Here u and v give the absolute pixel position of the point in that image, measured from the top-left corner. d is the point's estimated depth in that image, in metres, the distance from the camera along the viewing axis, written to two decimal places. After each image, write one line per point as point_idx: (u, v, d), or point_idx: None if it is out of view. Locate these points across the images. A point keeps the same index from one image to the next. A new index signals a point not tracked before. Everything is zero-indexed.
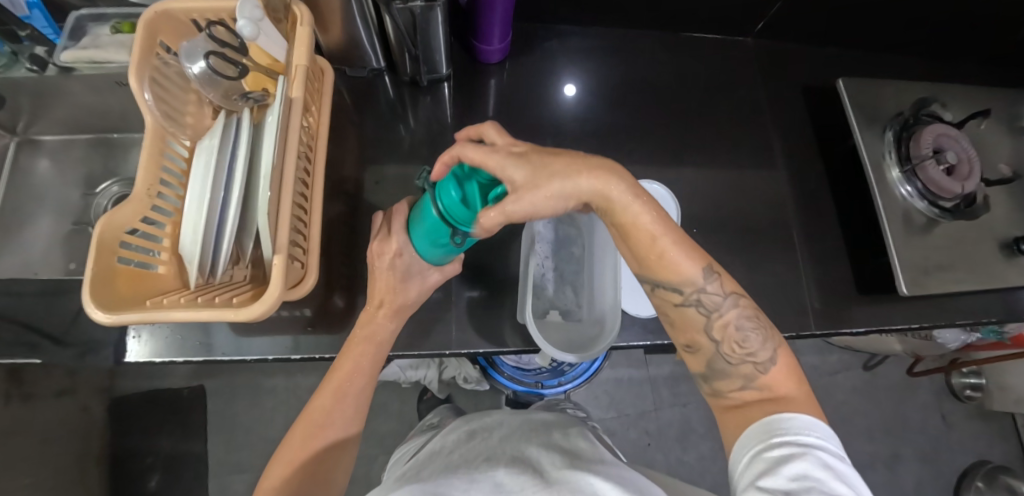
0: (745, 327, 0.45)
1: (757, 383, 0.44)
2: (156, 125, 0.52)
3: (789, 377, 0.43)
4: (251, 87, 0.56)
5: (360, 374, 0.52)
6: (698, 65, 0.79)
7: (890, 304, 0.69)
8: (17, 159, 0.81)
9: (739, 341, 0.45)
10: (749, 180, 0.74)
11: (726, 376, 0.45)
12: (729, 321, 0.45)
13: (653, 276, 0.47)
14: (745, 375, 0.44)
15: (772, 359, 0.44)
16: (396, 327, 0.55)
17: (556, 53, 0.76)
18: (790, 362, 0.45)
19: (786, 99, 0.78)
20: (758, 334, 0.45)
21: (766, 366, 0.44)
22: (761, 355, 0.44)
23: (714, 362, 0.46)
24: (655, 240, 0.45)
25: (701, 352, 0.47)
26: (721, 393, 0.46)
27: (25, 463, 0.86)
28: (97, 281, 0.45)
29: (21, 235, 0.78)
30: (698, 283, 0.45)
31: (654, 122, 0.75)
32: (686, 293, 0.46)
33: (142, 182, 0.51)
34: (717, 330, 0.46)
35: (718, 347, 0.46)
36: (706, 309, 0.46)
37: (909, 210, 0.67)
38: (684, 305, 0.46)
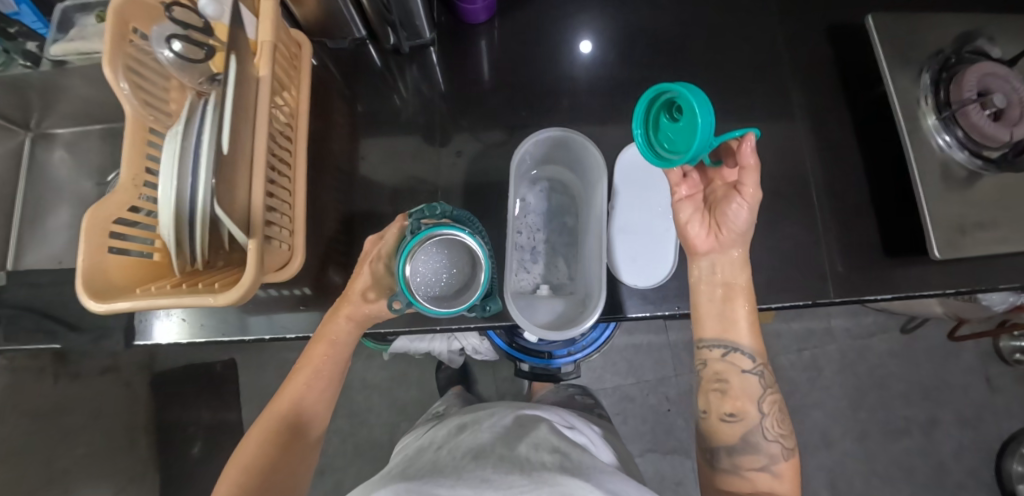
0: (779, 408, 0.54)
1: (777, 466, 0.51)
2: (136, 114, 0.52)
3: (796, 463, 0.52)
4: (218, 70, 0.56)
5: (319, 374, 0.58)
6: (708, 10, 0.71)
7: (922, 266, 0.63)
8: (35, 153, 0.84)
9: (777, 417, 0.53)
10: (763, 136, 0.68)
11: (755, 451, 0.51)
12: (771, 402, 0.53)
13: (738, 340, 0.54)
14: (772, 454, 0.51)
15: (791, 449, 0.52)
16: (352, 329, 0.59)
17: (549, 6, 0.71)
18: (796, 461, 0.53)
19: (809, 43, 0.70)
20: (780, 416, 0.53)
21: (787, 454, 0.52)
22: (788, 442, 0.52)
23: (752, 434, 0.52)
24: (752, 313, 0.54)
25: (743, 422, 0.52)
26: (740, 467, 0.51)
27: (78, 435, 0.95)
28: (89, 271, 0.47)
29: (44, 225, 0.82)
30: (756, 362, 0.54)
31: (658, 78, 0.69)
32: (755, 363, 0.54)
33: (127, 172, 0.51)
34: (766, 404, 0.53)
35: (761, 421, 0.52)
36: (762, 381, 0.54)
37: (947, 163, 0.60)
38: (749, 373, 0.54)
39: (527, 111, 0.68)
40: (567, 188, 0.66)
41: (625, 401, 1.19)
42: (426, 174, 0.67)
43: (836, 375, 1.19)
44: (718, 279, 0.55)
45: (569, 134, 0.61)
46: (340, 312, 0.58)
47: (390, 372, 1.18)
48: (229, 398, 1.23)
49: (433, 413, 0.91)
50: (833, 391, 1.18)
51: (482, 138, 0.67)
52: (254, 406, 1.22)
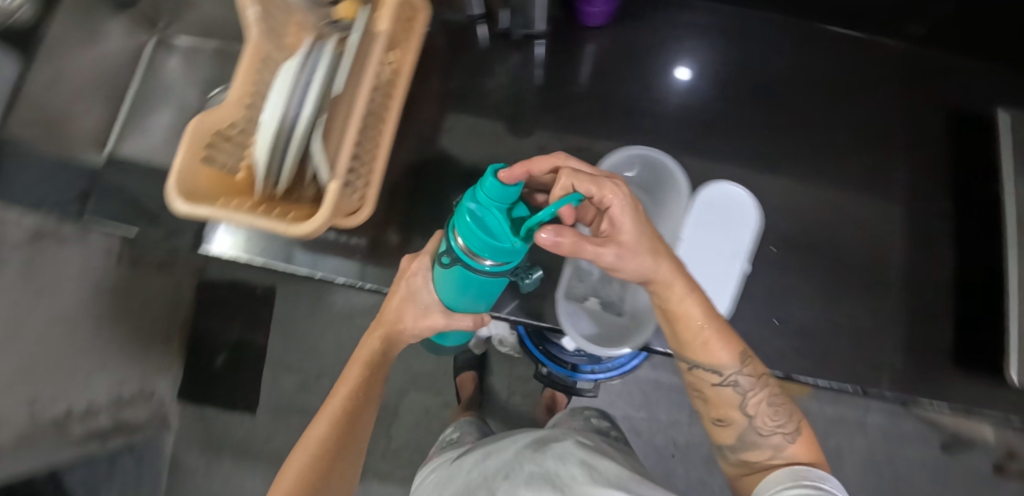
0: (774, 403, 0.46)
1: (786, 455, 0.44)
2: (257, 40, 0.55)
3: (809, 446, 0.45)
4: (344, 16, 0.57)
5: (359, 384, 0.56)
6: (829, 64, 0.68)
7: (992, 385, 0.58)
8: (154, 55, 0.91)
9: (770, 414, 0.46)
10: (850, 207, 0.64)
11: (757, 449, 0.45)
12: (761, 399, 0.46)
13: (692, 357, 0.46)
14: (778, 446, 0.44)
15: (798, 431, 0.45)
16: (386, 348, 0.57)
17: (663, 25, 0.70)
18: (810, 437, 0.46)
19: (928, 123, 0.66)
20: (784, 408, 0.46)
21: (793, 438, 0.45)
22: (792, 428, 0.45)
23: (745, 436, 0.46)
24: (701, 329, 0.44)
25: (733, 427, 0.46)
26: (750, 467, 0.46)
27: (124, 316, 1.03)
28: (183, 173, 0.50)
29: (145, 120, 0.88)
30: (732, 366, 0.45)
31: (758, 122, 0.67)
32: (724, 374, 0.46)
33: (237, 91, 0.55)
34: (751, 406, 0.46)
35: (750, 420, 0.46)
36: (743, 386, 0.46)
37: None
38: (720, 384, 0.46)
39: (616, 123, 0.68)
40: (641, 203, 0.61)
41: (631, 434, 1.17)
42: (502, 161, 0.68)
43: (858, 472, 1.12)
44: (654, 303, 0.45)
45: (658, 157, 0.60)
46: (374, 333, 0.56)
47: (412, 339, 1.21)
48: (259, 320, 1.27)
49: (444, 441, 0.90)
50: (850, 487, 1.11)
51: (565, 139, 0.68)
52: (279, 336, 1.27)
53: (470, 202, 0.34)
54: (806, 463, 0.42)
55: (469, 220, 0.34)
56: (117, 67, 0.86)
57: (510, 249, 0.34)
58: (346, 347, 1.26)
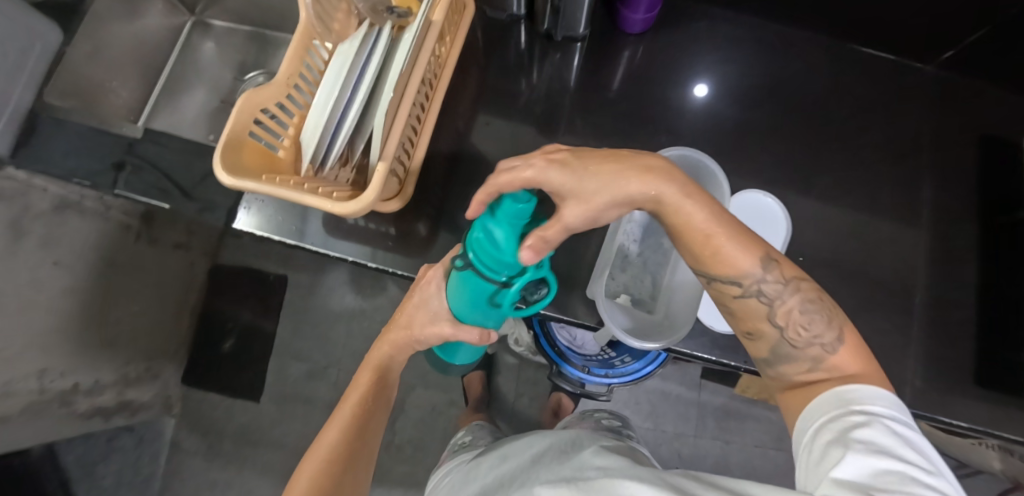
0: (807, 311, 0.41)
1: (826, 365, 0.40)
2: (308, 23, 0.56)
3: (855, 355, 0.40)
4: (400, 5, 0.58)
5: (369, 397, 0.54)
6: (860, 84, 0.70)
7: (1013, 408, 0.59)
8: (190, 36, 0.92)
9: (803, 325, 0.41)
10: (877, 224, 0.65)
11: (792, 361, 0.42)
12: (793, 307, 0.41)
13: (709, 270, 0.42)
14: (815, 357, 0.41)
15: (840, 339, 0.40)
16: (396, 353, 0.55)
17: (699, 36, 0.71)
18: (857, 342, 0.41)
19: (956, 147, 0.67)
20: (822, 314, 0.41)
21: (835, 347, 0.40)
22: (832, 335, 0.41)
23: (777, 348, 0.42)
24: (709, 236, 0.40)
25: (763, 340, 0.43)
26: (789, 379, 0.42)
27: (139, 293, 1.03)
28: (229, 146, 0.51)
29: (179, 100, 0.89)
30: (756, 274, 0.41)
31: (789, 136, 0.68)
32: (745, 285, 0.41)
33: (285, 72, 0.55)
34: (780, 317, 0.42)
35: (781, 332, 0.42)
36: (768, 296, 0.41)
37: None
38: (743, 296, 0.42)
39: (649, 128, 0.68)
40: None
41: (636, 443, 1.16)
42: None
43: None
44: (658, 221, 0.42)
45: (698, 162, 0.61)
46: (386, 338, 0.54)
47: None
48: (269, 308, 1.28)
49: (458, 444, 0.90)
50: None
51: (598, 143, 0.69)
52: (289, 324, 1.27)
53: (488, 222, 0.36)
54: (862, 383, 0.37)
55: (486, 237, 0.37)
56: (155, 46, 0.87)
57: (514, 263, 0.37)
58: (355, 339, 1.25)
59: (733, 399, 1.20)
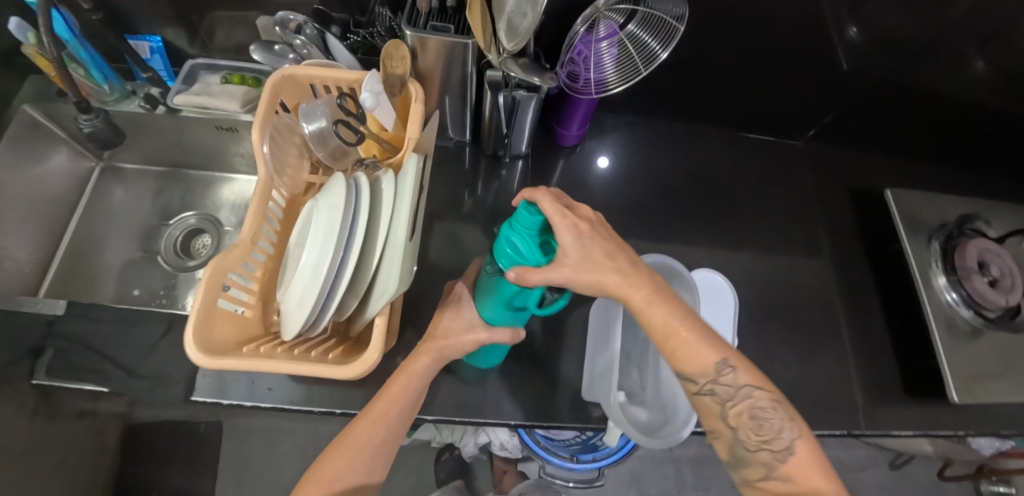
0: (760, 417, 0.44)
1: (779, 473, 0.43)
2: (266, 176, 0.56)
3: (812, 465, 0.42)
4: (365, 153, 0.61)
5: (387, 409, 0.49)
6: (750, 161, 0.85)
7: (938, 407, 0.70)
8: (98, 184, 0.84)
9: (755, 428, 0.44)
10: (797, 274, 0.77)
11: (748, 465, 0.45)
12: (745, 409, 0.45)
13: (676, 369, 0.46)
14: (766, 463, 0.44)
15: (789, 448, 0.43)
16: (434, 364, 0.50)
17: (620, 139, 0.83)
18: (811, 446, 0.44)
19: (834, 200, 0.83)
20: (778, 415, 0.44)
21: (785, 455, 0.43)
22: (777, 443, 0.44)
23: (735, 450, 0.45)
24: (667, 336, 0.45)
25: (722, 439, 0.46)
26: (749, 483, 0.45)
27: (38, 484, 0.85)
28: (199, 322, 0.48)
29: (91, 257, 0.79)
30: (711, 376, 0.45)
31: (710, 211, 0.80)
32: (700, 383, 0.45)
33: (248, 230, 0.54)
34: (732, 418, 0.45)
35: (736, 434, 0.45)
36: (722, 398, 0.45)
37: (953, 316, 0.70)
38: (698, 395, 0.46)
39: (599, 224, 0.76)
40: None
41: None
42: None
43: None
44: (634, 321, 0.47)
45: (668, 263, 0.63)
46: (422, 348, 0.50)
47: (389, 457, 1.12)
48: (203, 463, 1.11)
49: None
50: None
51: None
52: (230, 477, 1.11)
53: (509, 233, 0.43)
54: None
55: (512, 249, 0.43)
56: (56, 200, 0.79)
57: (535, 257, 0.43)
58: None
59: (702, 445, 1.26)
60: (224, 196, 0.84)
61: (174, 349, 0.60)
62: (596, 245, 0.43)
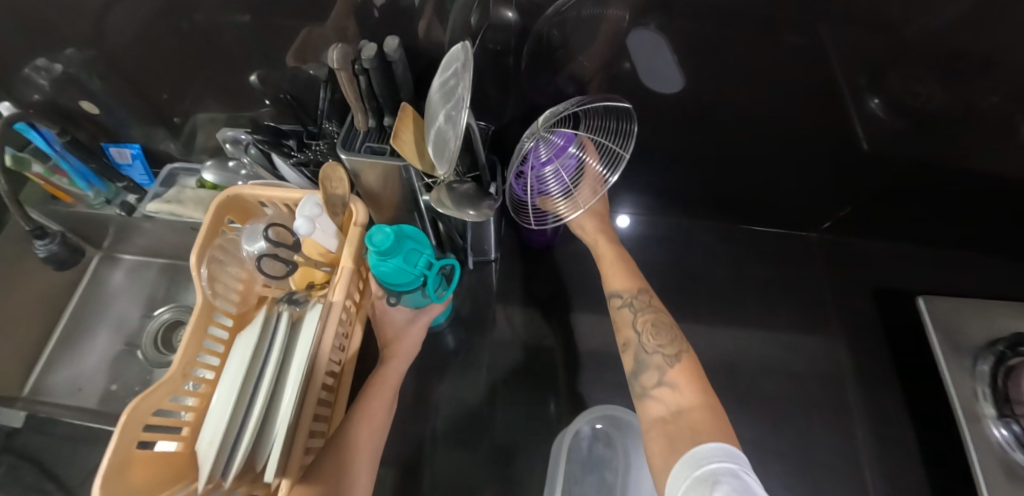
0: (659, 324, 0.53)
1: (668, 378, 0.49)
2: (207, 301, 0.55)
3: (692, 377, 0.48)
4: (297, 284, 0.57)
5: (373, 397, 0.53)
6: (750, 256, 0.81)
7: None
8: (96, 272, 0.87)
9: (654, 335, 0.52)
10: (807, 390, 0.70)
11: (646, 369, 0.50)
12: (649, 320, 0.54)
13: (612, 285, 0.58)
14: (659, 367, 0.50)
15: (676, 357, 0.50)
16: (403, 369, 0.58)
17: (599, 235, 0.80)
18: (693, 367, 0.50)
19: (842, 306, 0.76)
20: (672, 337, 0.52)
21: (672, 361, 0.50)
22: (670, 352, 0.51)
23: (638, 354, 0.52)
24: (615, 263, 0.60)
25: (628, 348, 0.53)
26: (643, 390, 0.49)
27: None
28: (110, 472, 0.45)
29: (76, 348, 0.81)
30: (632, 293, 0.56)
31: (694, 313, 0.76)
32: (623, 298, 0.56)
33: (180, 362, 0.52)
34: (640, 325, 0.53)
35: (640, 340, 0.53)
36: (636, 308, 0.55)
37: (1010, 463, 0.56)
38: (621, 307, 0.56)
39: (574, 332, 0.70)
40: (609, 437, 0.58)
41: None
42: (466, 376, 0.69)
43: None
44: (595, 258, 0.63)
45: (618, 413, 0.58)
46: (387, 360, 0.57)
47: None
48: None
49: None
50: None
51: (526, 351, 0.71)
52: None
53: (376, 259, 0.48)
54: (706, 435, 0.42)
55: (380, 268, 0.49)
56: (54, 291, 0.82)
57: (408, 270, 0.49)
58: None
59: None
60: None
61: None
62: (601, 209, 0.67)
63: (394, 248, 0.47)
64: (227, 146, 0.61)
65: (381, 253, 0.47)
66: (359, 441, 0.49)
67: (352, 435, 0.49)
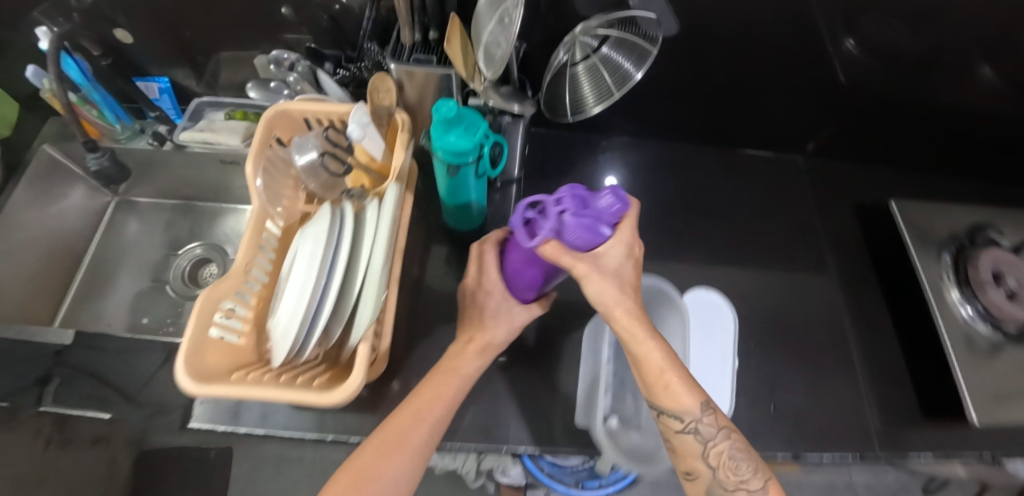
0: (736, 454, 0.44)
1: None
2: (262, 206, 0.58)
3: None
4: (351, 184, 0.64)
5: (417, 397, 0.49)
6: (752, 179, 0.84)
7: (959, 428, 0.65)
8: (113, 217, 0.87)
9: (733, 470, 0.44)
10: (805, 288, 0.74)
11: None
12: (723, 450, 0.45)
13: (658, 403, 0.45)
14: None
15: (761, 489, 0.44)
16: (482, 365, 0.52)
17: (609, 155, 0.82)
18: (778, 491, 0.44)
19: (835, 215, 0.80)
20: (747, 461, 0.44)
21: (758, 495, 0.43)
22: (754, 483, 0.44)
23: (713, 490, 0.44)
24: (664, 371, 0.44)
25: (699, 480, 0.45)
26: None
27: None
28: (191, 351, 0.49)
29: (101, 287, 0.82)
30: (694, 413, 0.44)
31: (707, 233, 0.77)
32: (687, 421, 0.45)
33: (241, 260, 0.55)
34: (713, 458, 0.44)
35: (714, 473, 0.44)
36: (704, 437, 0.44)
37: (971, 333, 0.66)
38: (683, 433, 0.45)
39: None
40: None
41: None
42: None
43: None
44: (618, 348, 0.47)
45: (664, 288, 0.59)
46: (468, 344, 0.52)
47: None
48: None
49: None
50: None
51: None
52: None
53: (441, 136, 0.50)
54: None
55: (445, 146, 0.51)
56: (73, 234, 0.83)
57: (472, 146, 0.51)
58: None
59: None
60: (230, 228, 0.86)
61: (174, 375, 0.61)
62: (626, 271, 0.44)
63: (456, 118, 0.50)
64: (271, 66, 0.63)
65: (444, 123, 0.50)
66: (405, 435, 0.46)
67: (399, 421, 0.47)
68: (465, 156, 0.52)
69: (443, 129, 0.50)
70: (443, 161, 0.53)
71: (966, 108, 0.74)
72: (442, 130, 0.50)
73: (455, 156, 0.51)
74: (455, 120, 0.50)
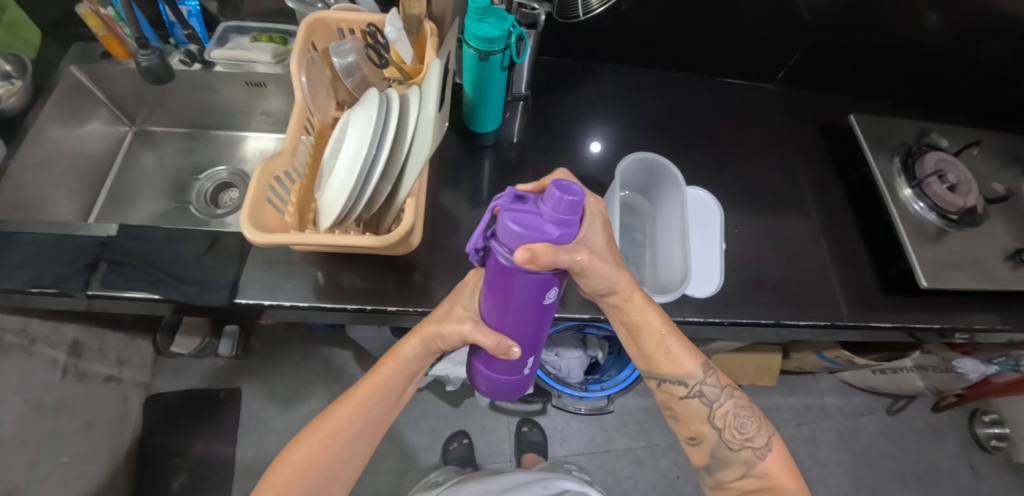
0: (739, 414, 0.50)
1: (757, 470, 0.49)
2: (303, 99, 0.64)
3: (783, 467, 0.49)
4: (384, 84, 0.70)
5: (366, 380, 0.53)
6: (732, 102, 0.92)
7: (915, 299, 0.75)
8: (131, 147, 0.91)
9: (738, 428, 0.50)
10: (779, 192, 0.83)
11: (729, 465, 0.50)
12: (728, 411, 0.50)
13: (661, 371, 0.50)
14: (747, 460, 0.49)
15: (766, 446, 0.50)
16: (425, 353, 0.54)
17: (605, 81, 0.90)
18: (781, 448, 0.50)
19: (806, 133, 0.90)
20: (752, 420, 0.50)
21: (763, 452, 0.49)
22: (758, 441, 0.49)
23: (717, 451, 0.50)
24: (664, 338, 0.49)
25: (705, 442, 0.51)
26: (727, 480, 0.51)
27: (69, 441, 0.91)
28: (252, 209, 0.55)
29: (126, 208, 0.86)
30: (698, 376, 0.50)
31: (693, 145, 0.86)
32: (689, 385, 0.50)
33: (290, 142, 0.61)
34: (717, 419, 0.50)
35: (719, 435, 0.50)
36: (708, 398, 0.50)
37: (921, 220, 0.76)
38: (687, 398, 0.50)
39: (597, 160, 0.81)
40: (636, 211, 0.74)
41: (635, 464, 1.16)
42: None
43: (833, 451, 1.23)
44: (617, 321, 0.51)
45: (662, 164, 0.70)
46: (414, 332, 0.53)
47: (406, 407, 1.17)
48: (226, 429, 1.16)
49: (431, 483, 0.99)
50: (833, 469, 1.21)
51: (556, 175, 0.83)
52: (251, 441, 1.16)
53: (474, 21, 0.57)
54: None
55: (475, 29, 0.57)
56: (96, 157, 0.86)
57: (501, 35, 0.58)
58: None
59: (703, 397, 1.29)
60: (249, 151, 0.92)
61: (220, 260, 0.66)
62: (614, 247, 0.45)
63: (488, 8, 0.57)
64: None
65: (478, 11, 0.57)
66: (340, 420, 0.52)
67: (334, 410, 0.52)
68: (493, 45, 0.58)
69: (477, 16, 0.57)
70: (473, 49, 0.59)
71: (905, 34, 0.86)
72: (476, 16, 0.57)
73: (485, 43, 0.58)
74: (485, 10, 0.57)
